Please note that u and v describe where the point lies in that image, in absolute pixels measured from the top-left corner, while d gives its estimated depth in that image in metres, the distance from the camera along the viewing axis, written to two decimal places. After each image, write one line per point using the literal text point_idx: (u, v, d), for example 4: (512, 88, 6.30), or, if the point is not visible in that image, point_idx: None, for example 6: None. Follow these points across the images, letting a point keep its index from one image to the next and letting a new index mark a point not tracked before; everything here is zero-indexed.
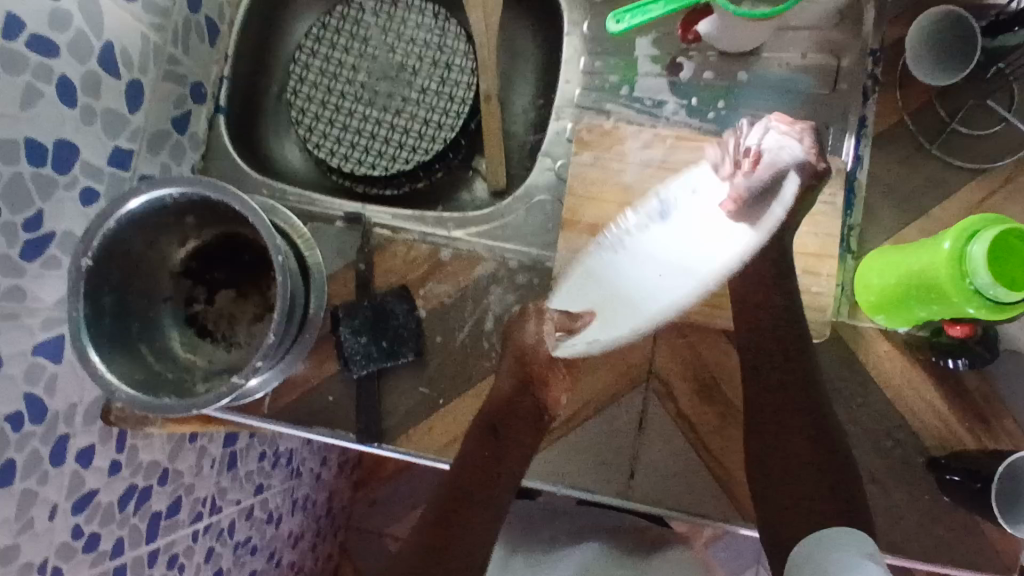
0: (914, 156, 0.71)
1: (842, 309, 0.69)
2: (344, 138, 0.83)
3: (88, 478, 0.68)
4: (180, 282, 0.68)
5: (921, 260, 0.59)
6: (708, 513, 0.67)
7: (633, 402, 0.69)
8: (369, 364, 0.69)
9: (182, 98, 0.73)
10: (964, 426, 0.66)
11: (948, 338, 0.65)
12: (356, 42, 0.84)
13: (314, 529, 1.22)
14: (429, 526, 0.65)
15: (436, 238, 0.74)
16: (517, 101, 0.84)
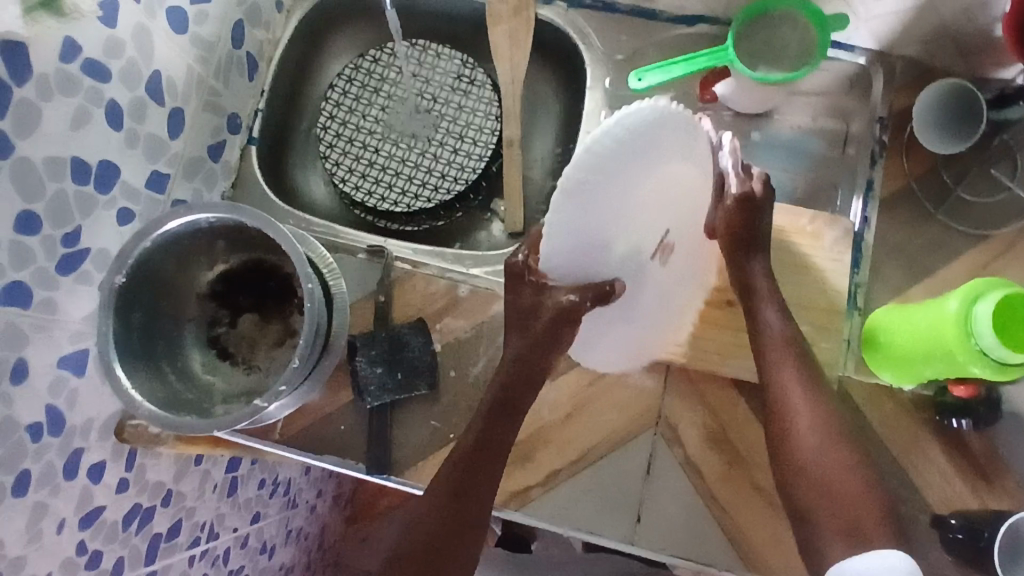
0: (917, 220, 0.75)
1: (848, 365, 0.72)
2: (369, 175, 0.86)
3: (97, 495, 0.68)
4: (205, 304, 0.69)
5: (927, 317, 0.61)
6: (711, 561, 0.68)
7: (641, 446, 0.70)
8: (383, 394, 0.71)
9: (218, 128, 0.76)
10: (967, 484, 0.67)
11: (953, 398, 0.67)
12: (386, 84, 0.88)
13: (305, 563, 1.21)
14: (437, 514, 0.64)
15: (455, 275, 0.76)
16: (538, 147, 0.88)
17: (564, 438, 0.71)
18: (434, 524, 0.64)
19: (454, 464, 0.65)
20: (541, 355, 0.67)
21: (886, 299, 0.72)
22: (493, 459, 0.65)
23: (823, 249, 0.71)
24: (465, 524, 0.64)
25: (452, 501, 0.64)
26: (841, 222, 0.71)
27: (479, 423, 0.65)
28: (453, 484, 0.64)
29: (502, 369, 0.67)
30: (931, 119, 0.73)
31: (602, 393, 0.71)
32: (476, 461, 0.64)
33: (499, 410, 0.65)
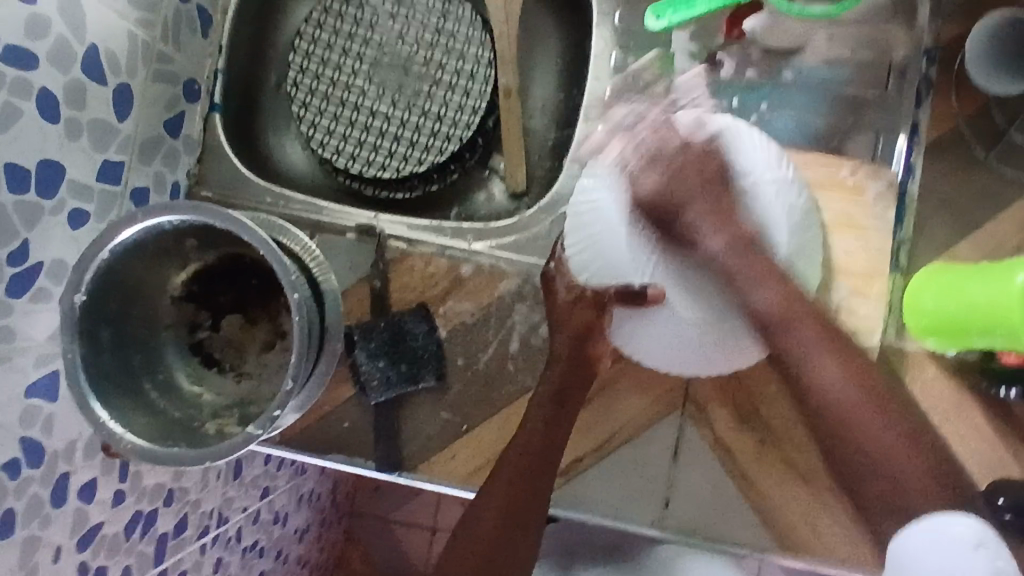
0: (966, 167, 0.67)
1: (890, 331, 0.65)
2: (350, 136, 0.77)
3: (94, 512, 0.64)
4: (182, 307, 0.62)
5: (988, 290, 0.56)
6: (744, 543, 0.65)
7: (667, 429, 0.66)
8: (387, 390, 0.66)
9: (174, 99, 0.67)
10: (1011, 453, 0.64)
11: (1000, 364, 0.62)
12: (361, 27, 0.77)
13: (319, 521, 1.20)
14: (495, 508, 0.60)
15: (456, 252, 0.69)
16: (537, 93, 0.78)
17: (586, 422, 0.67)
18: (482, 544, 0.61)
19: (517, 452, 0.61)
20: (581, 344, 0.64)
21: (930, 257, 0.66)
22: (545, 466, 0.61)
23: (865, 206, 0.64)
24: (526, 519, 0.61)
25: (506, 519, 0.60)
26: (882, 175, 0.65)
27: (541, 411, 0.62)
28: (503, 503, 0.60)
29: (558, 355, 0.63)
30: (991, 63, 0.66)
31: (623, 374, 0.67)
32: (539, 452, 0.61)
33: (556, 402, 0.62)
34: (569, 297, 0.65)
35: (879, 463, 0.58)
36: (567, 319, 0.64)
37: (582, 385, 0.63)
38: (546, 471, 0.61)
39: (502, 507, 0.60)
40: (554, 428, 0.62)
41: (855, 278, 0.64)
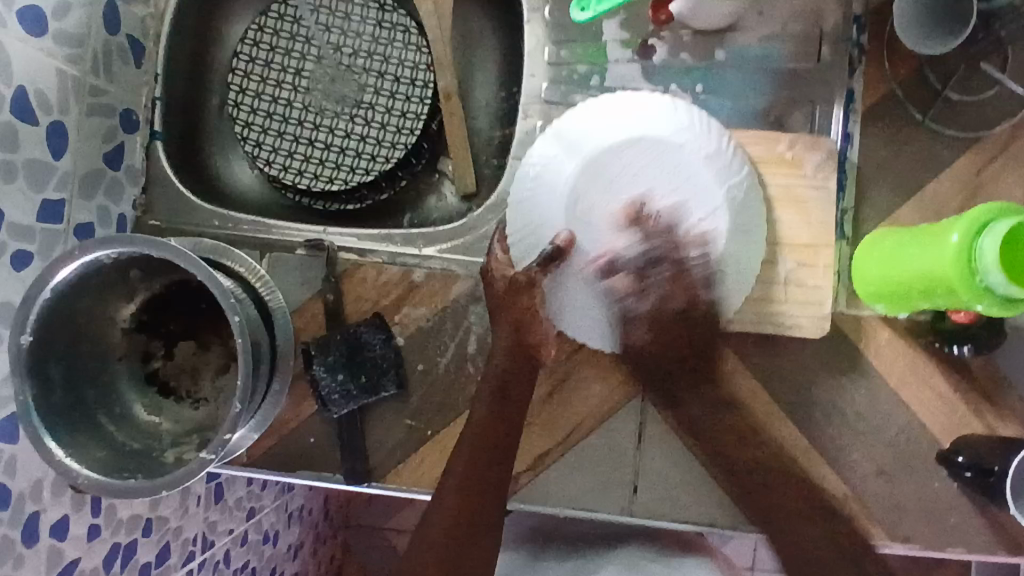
0: (906, 128, 0.67)
1: (840, 299, 0.67)
2: (296, 152, 0.77)
3: (69, 548, 0.66)
4: (134, 338, 0.63)
5: (926, 254, 0.55)
6: (712, 521, 0.65)
7: (629, 416, 0.67)
8: (349, 402, 0.65)
9: (111, 130, 0.67)
10: (971, 409, 0.64)
11: (952, 324, 0.62)
12: (298, 42, 0.77)
13: (313, 535, 1.21)
14: (450, 507, 0.61)
15: (407, 259, 0.70)
16: (479, 93, 0.78)
17: (549, 417, 0.67)
18: (432, 566, 0.60)
19: (469, 442, 0.62)
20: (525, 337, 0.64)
21: (875, 223, 0.67)
22: (498, 457, 0.62)
23: (806, 177, 0.65)
24: (476, 515, 0.61)
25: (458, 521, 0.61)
26: (823, 144, 0.64)
27: (487, 397, 0.63)
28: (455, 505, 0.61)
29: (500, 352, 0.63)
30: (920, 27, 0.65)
31: (583, 366, 0.68)
32: (488, 440, 0.61)
33: (500, 391, 0.63)
34: (505, 281, 0.64)
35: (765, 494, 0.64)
36: (505, 304, 0.64)
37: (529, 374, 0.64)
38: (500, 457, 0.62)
39: (457, 502, 0.61)
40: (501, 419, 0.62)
41: (802, 250, 0.65)
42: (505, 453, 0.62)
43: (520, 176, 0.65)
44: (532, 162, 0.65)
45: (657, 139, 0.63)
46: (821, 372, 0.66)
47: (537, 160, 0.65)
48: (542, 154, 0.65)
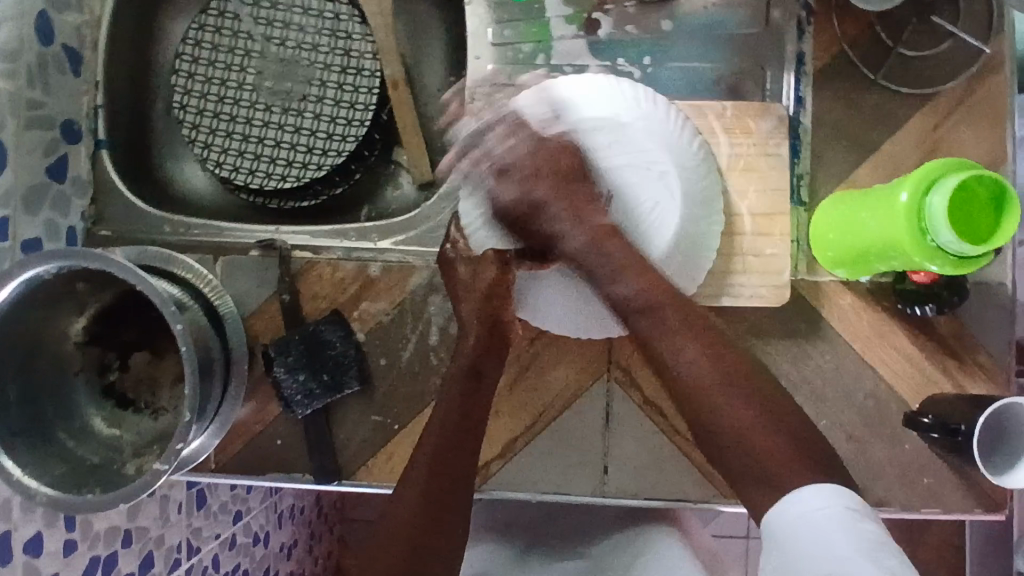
0: (858, 89, 0.66)
1: (800, 267, 0.66)
2: (246, 151, 0.76)
3: (45, 564, 0.65)
4: (87, 351, 0.62)
5: (878, 213, 0.54)
6: (685, 496, 0.65)
7: (597, 397, 0.66)
8: (312, 402, 0.65)
9: (53, 142, 0.66)
10: (939, 368, 0.64)
11: (913, 285, 0.62)
12: (241, 40, 0.76)
13: (309, 532, 1.15)
14: (418, 494, 0.59)
15: (362, 253, 0.69)
16: (429, 79, 0.77)
17: (516, 404, 0.67)
18: (402, 557, 0.57)
19: (436, 431, 0.60)
20: (491, 324, 0.62)
21: (832, 186, 0.66)
22: (466, 446, 0.60)
23: (761, 144, 0.64)
24: (447, 501, 0.59)
25: (429, 503, 0.58)
26: (773, 110, 0.64)
27: (455, 385, 0.61)
28: (424, 489, 0.59)
29: (468, 345, 0.62)
30: None
31: (545, 352, 0.67)
32: (454, 430, 0.60)
33: (467, 378, 0.61)
34: (469, 266, 0.64)
35: (750, 442, 0.51)
36: (469, 289, 0.63)
37: (496, 359, 0.63)
38: (467, 444, 0.60)
39: (425, 483, 0.59)
40: (466, 405, 0.61)
41: (760, 219, 0.64)
42: (473, 442, 0.61)
43: (478, 170, 0.65)
44: (487, 155, 0.66)
45: (609, 120, 0.61)
46: (785, 340, 0.65)
47: (493, 154, 0.66)
48: (494, 146, 0.66)
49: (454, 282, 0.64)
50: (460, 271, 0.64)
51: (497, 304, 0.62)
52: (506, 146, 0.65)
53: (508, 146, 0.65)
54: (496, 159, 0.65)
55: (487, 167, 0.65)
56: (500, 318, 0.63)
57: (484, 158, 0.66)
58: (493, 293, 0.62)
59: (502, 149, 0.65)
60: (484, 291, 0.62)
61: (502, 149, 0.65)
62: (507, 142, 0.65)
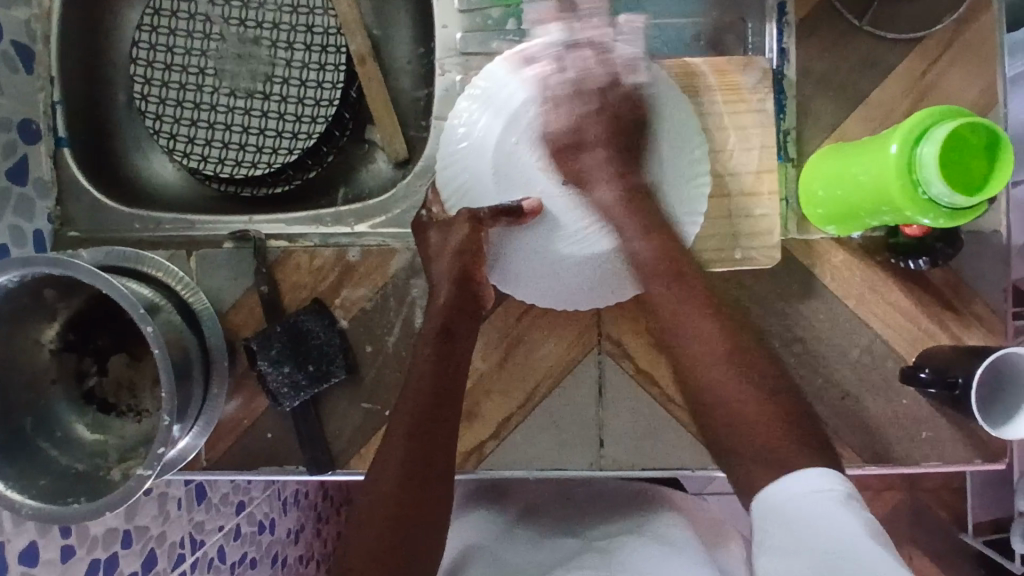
0: (843, 36, 0.63)
1: (790, 225, 0.64)
2: (213, 139, 0.73)
3: (43, 570, 0.65)
4: (64, 358, 0.61)
5: (867, 166, 0.52)
6: (684, 465, 0.64)
7: (588, 369, 0.65)
8: (300, 394, 0.63)
9: (10, 145, 0.63)
10: (934, 321, 0.63)
11: (905, 238, 0.60)
12: (198, 22, 0.74)
13: (315, 516, 1.14)
14: (402, 461, 0.56)
15: (340, 239, 0.67)
16: (398, 52, 0.74)
17: (505, 383, 0.65)
18: (387, 529, 0.54)
19: (412, 399, 0.58)
20: (463, 289, 0.61)
21: (821, 140, 0.64)
22: (444, 412, 0.58)
23: (745, 101, 0.62)
24: (430, 474, 0.57)
25: (409, 481, 0.56)
26: (756, 62, 0.61)
27: (427, 346, 0.60)
28: (402, 459, 0.57)
29: (438, 306, 0.60)
30: None
31: (533, 328, 0.66)
32: (433, 396, 0.58)
33: (441, 341, 0.60)
34: (438, 228, 0.62)
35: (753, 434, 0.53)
36: (438, 247, 0.61)
37: (469, 325, 0.61)
38: (445, 410, 0.58)
39: (407, 452, 0.57)
40: (449, 373, 0.59)
41: (748, 179, 0.62)
42: (450, 410, 0.59)
43: (448, 136, 0.61)
44: (456, 118, 0.61)
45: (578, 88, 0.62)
46: (778, 303, 0.63)
47: (462, 116, 0.61)
48: (461, 107, 0.61)
49: (424, 242, 0.62)
50: (430, 233, 0.62)
51: (475, 274, 0.60)
52: (476, 110, 0.61)
53: (478, 111, 0.61)
54: (466, 121, 0.61)
55: (457, 132, 0.61)
56: (474, 284, 0.61)
57: (455, 120, 0.61)
58: (468, 258, 0.60)
59: (470, 111, 0.61)
60: (456, 250, 0.60)
61: (472, 112, 0.61)
62: (477, 106, 0.61)
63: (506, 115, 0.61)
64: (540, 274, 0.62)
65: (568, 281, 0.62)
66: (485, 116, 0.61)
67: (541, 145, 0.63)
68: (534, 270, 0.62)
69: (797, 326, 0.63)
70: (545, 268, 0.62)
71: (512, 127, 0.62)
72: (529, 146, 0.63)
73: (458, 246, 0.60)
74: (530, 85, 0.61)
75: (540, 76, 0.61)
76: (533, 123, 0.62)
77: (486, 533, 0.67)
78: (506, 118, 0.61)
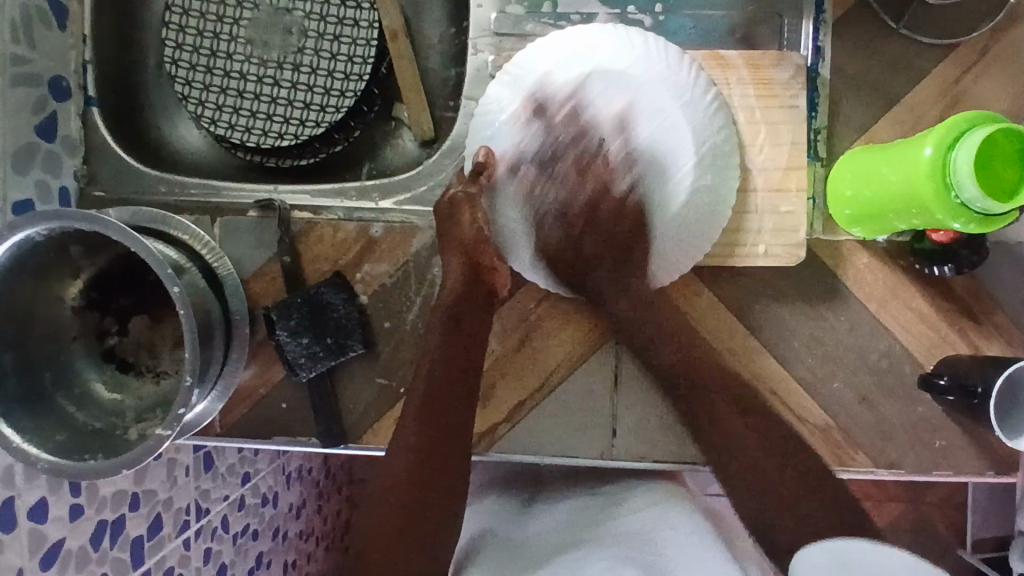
0: (878, 38, 0.63)
1: (816, 225, 0.64)
2: (241, 108, 0.73)
3: (52, 529, 0.65)
4: (86, 316, 0.61)
5: (897, 168, 0.52)
6: (695, 459, 0.64)
7: (605, 358, 0.65)
8: (317, 365, 0.63)
9: (41, 101, 0.63)
10: (953, 329, 0.62)
11: (931, 244, 0.60)
12: None
13: (317, 492, 1.15)
14: (412, 448, 0.59)
15: (364, 214, 0.67)
16: (430, 31, 0.74)
17: (520, 366, 0.65)
18: (398, 513, 0.59)
19: (422, 387, 0.60)
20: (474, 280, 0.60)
21: (851, 142, 0.64)
22: (455, 401, 0.60)
23: (778, 97, 0.62)
24: (440, 460, 0.59)
25: (418, 467, 0.58)
26: (791, 58, 0.61)
27: (436, 332, 0.60)
28: (414, 446, 0.59)
29: (446, 296, 0.61)
30: None
31: (551, 313, 0.66)
32: (444, 386, 0.59)
33: (450, 329, 0.60)
34: (449, 209, 0.61)
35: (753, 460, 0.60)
36: (451, 234, 0.60)
37: (478, 312, 0.61)
38: (455, 400, 0.60)
39: (417, 439, 0.59)
40: (461, 362, 0.60)
41: (776, 176, 0.62)
42: (462, 396, 0.60)
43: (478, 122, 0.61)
44: (488, 102, 0.61)
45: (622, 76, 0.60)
46: (800, 303, 0.63)
47: (495, 100, 0.61)
48: (494, 92, 0.61)
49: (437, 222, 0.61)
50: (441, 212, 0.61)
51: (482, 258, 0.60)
52: (509, 94, 0.60)
53: (509, 96, 0.60)
54: (496, 105, 0.61)
55: (487, 115, 0.61)
56: (483, 271, 0.61)
57: (486, 104, 0.61)
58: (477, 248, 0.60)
59: (501, 96, 0.61)
60: (467, 242, 0.60)
61: (502, 96, 0.61)
62: (508, 90, 0.60)
63: (539, 100, 0.60)
64: (558, 264, 0.62)
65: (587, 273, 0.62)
66: (516, 102, 0.60)
67: (577, 131, 0.61)
68: (553, 260, 0.62)
69: (815, 327, 0.63)
70: (564, 258, 0.62)
71: (546, 112, 0.61)
72: (565, 132, 0.61)
73: (469, 236, 0.60)
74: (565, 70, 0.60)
75: (580, 62, 0.60)
76: (571, 108, 0.61)
77: (500, 516, 0.67)
78: (538, 102, 0.60)
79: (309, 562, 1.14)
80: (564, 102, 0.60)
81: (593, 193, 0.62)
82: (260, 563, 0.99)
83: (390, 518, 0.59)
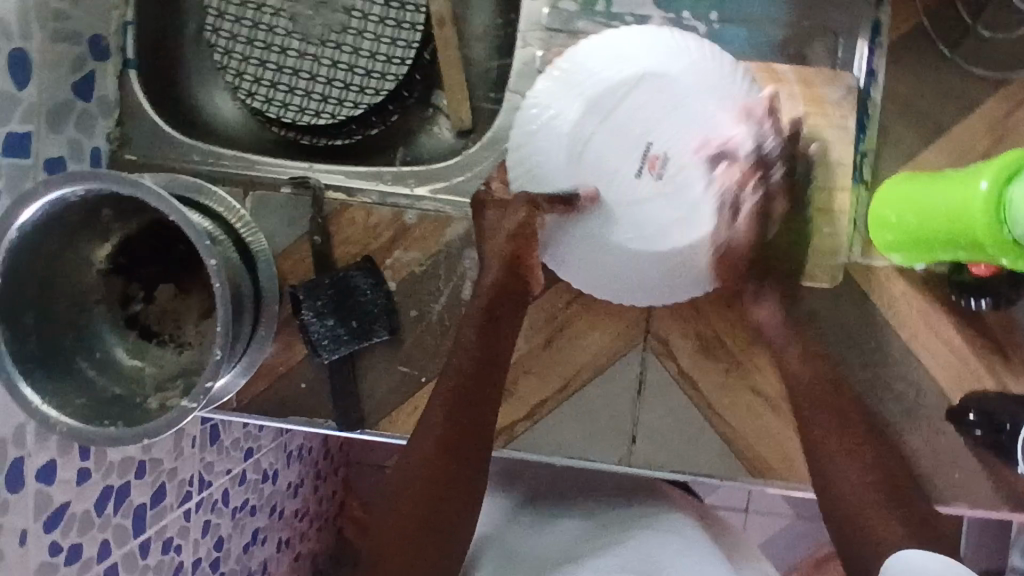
0: (931, 65, 0.63)
1: (855, 248, 0.63)
2: (279, 82, 0.73)
3: (58, 492, 0.64)
4: (112, 280, 0.60)
5: (950, 198, 0.52)
6: (713, 473, 0.64)
7: (630, 364, 0.64)
8: (340, 348, 0.63)
9: (80, 59, 0.62)
10: (983, 363, 0.62)
11: (970, 276, 0.60)
12: None
13: (315, 472, 1.14)
14: (435, 442, 0.57)
15: (398, 199, 0.67)
16: (476, 20, 0.73)
17: (545, 365, 0.65)
18: (409, 508, 0.55)
19: (453, 381, 0.59)
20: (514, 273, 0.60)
21: (896, 167, 0.63)
22: (482, 400, 0.58)
23: (826, 117, 0.61)
24: (460, 458, 0.57)
25: (438, 462, 0.56)
26: (844, 78, 0.61)
27: (471, 327, 0.60)
28: (438, 439, 0.57)
29: (483, 288, 0.60)
30: None
31: (580, 313, 0.65)
32: (474, 383, 0.58)
33: (485, 325, 0.60)
34: (495, 203, 0.61)
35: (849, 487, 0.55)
36: (495, 225, 0.61)
37: (514, 310, 0.61)
38: (483, 400, 0.58)
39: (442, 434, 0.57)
40: (493, 362, 0.59)
41: (819, 195, 0.61)
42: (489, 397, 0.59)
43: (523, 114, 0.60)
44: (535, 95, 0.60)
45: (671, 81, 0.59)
46: (831, 324, 0.63)
47: (542, 94, 0.60)
48: (542, 85, 0.60)
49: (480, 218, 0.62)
50: (486, 210, 0.62)
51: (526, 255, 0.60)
52: (556, 89, 0.60)
53: (557, 91, 0.60)
54: (543, 99, 0.60)
55: (534, 107, 0.60)
56: (523, 266, 0.61)
57: (533, 97, 0.61)
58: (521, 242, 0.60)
59: (549, 90, 0.60)
60: (510, 231, 0.60)
61: (551, 91, 0.60)
62: (556, 85, 0.60)
63: (586, 97, 0.60)
64: (590, 263, 0.60)
65: (619, 274, 0.60)
66: (563, 96, 0.60)
67: (621, 132, 0.60)
68: (585, 259, 0.60)
69: (845, 350, 0.62)
70: (596, 257, 0.60)
71: (592, 110, 0.60)
72: (609, 131, 0.60)
73: (511, 229, 0.60)
74: (615, 71, 0.59)
75: (631, 63, 0.59)
76: (617, 109, 0.60)
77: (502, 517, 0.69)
78: (585, 99, 0.60)
79: (302, 542, 1.12)
80: (611, 102, 0.60)
81: (633, 196, 0.60)
82: (255, 539, 0.98)
83: (396, 518, 0.55)
